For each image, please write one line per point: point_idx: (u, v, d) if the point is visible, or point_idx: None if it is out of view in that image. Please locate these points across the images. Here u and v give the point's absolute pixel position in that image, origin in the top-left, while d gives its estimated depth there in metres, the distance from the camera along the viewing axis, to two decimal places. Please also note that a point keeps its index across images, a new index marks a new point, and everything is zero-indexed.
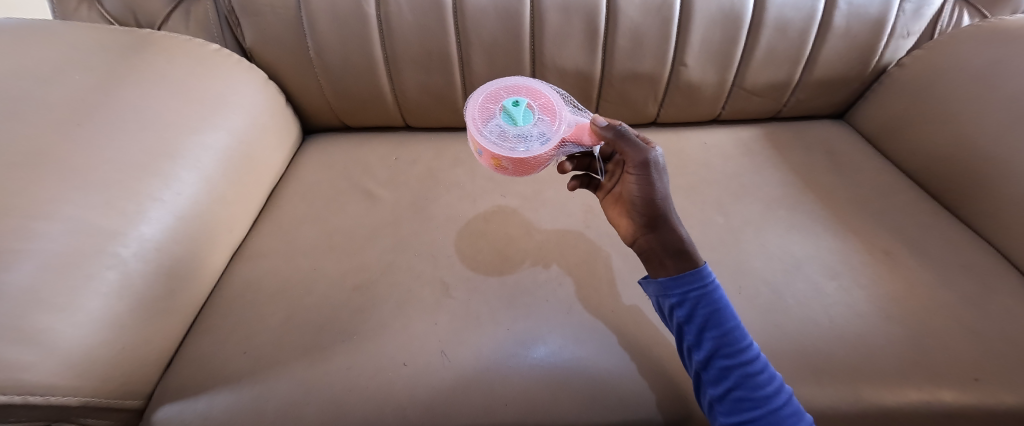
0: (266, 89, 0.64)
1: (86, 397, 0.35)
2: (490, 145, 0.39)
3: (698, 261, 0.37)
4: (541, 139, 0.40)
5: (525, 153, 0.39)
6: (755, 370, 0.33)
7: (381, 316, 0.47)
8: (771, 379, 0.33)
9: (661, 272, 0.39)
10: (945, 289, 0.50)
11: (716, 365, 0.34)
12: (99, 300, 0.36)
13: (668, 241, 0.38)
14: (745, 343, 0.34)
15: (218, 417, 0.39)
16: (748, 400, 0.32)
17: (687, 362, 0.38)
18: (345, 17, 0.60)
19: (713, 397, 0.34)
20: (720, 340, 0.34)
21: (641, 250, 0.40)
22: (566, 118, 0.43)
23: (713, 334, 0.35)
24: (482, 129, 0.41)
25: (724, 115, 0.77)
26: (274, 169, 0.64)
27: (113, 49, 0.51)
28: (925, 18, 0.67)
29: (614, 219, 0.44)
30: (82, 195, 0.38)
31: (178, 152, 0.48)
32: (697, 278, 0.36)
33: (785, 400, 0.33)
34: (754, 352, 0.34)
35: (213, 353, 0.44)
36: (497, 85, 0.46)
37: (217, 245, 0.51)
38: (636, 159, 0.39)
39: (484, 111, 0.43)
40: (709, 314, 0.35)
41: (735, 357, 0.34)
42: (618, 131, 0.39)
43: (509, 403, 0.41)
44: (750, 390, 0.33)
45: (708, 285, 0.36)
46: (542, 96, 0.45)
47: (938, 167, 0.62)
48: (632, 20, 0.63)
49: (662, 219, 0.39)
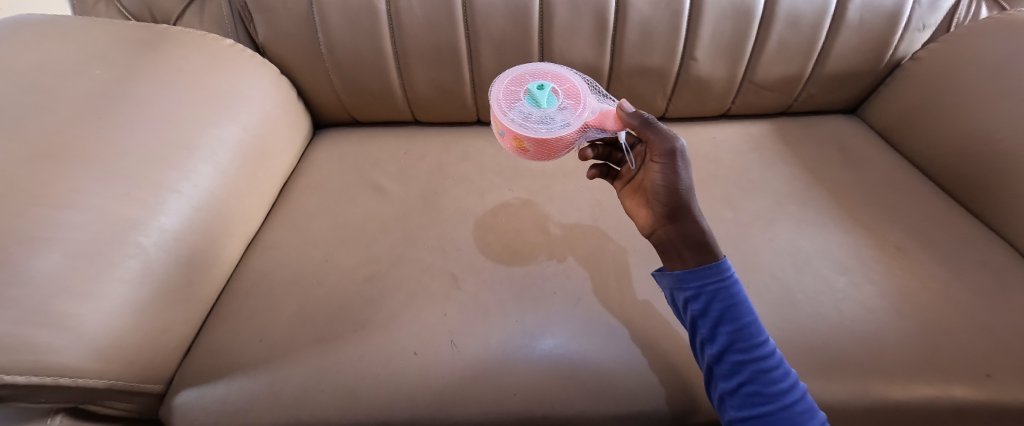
0: (280, 84, 0.65)
1: (111, 380, 0.36)
2: (513, 124, 0.40)
3: (717, 255, 0.37)
4: (563, 123, 0.41)
5: (547, 134, 0.39)
6: (770, 365, 0.33)
7: (392, 306, 0.48)
8: (785, 375, 0.33)
9: (679, 263, 0.39)
10: (958, 285, 0.49)
11: (730, 359, 0.34)
12: (122, 287, 0.37)
13: (689, 232, 0.38)
14: (760, 339, 0.34)
15: (234, 402, 0.41)
16: (760, 395, 0.33)
17: (699, 356, 0.38)
18: (356, 12, 0.61)
19: (724, 390, 0.35)
20: (734, 335, 0.34)
21: (659, 242, 0.40)
22: (590, 104, 0.43)
23: (728, 328, 0.35)
24: (507, 112, 0.42)
25: (733, 110, 0.77)
26: (287, 163, 0.66)
27: (131, 44, 0.53)
28: (942, 11, 0.66)
29: (632, 210, 0.44)
30: (106, 185, 0.40)
31: (195, 145, 0.49)
32: (715, 272, 0.36)
33: (799, 397, 0.33)
34: (769, 348, 0.34)
35: (229, 342, 0.45)
36: (523, 70, 0.47)
37: (233, 236, 0.52)
38: (661, 149, 0.39)
39: (509, 94, 0.44)
40: (724, 308, 0.35)
41: (750, 352, 0.34)
42: (645, 119, 0.39)
43: (518, 393, 0.42)
44: (763, 385, 0.33)
45: (726, 279, 0.36)
46: (566, 82, 0.45)
47: (953, 163, 0.61)
48: (642, 13, 0.62)
49: (683, 210, 0.38)
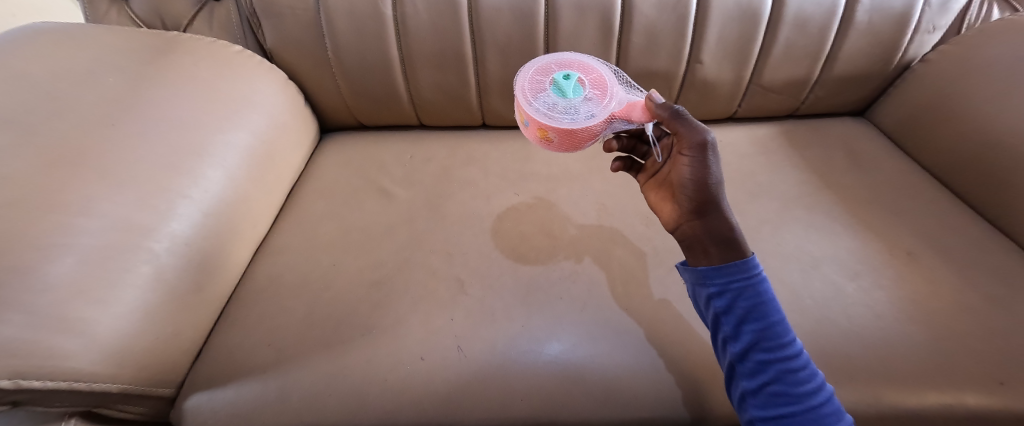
0: (287, 89, 0.65)
1: (124, 384, 0.36)
2: (538, 115, 0.40)
3: (745, 251, 0.36)
4: (588, 114, 0.41)
5: (572, 124, 0.40)
6: (797, 365, 0.32)
7: (398, 310, 0.48)
8: (813, 376, 0.32)
9: (703, 259, 0.38)
10: (970, 290, 0.48)
11: (755, 358, 0.33)
12: (135, 292, 0.38)
13: (716, 227, 0.36)
14: (788, 339, 0.33)
15: (243, 406, 0.41)
16: (786, 396, 0.31)
17: (720, 353, 0.37)
18: (362, 17, 0.61)
19: (746, 389, 0.34)
20: (760, 334, 0.33)
21: (684, 237, 0.39)
22: (616, 95, 0.43)
23: (753, 327, 0.33)
24: (532, 101, 0.42)
25: (740, 112, 0.76)
26: (294, 167, 0.66)
27: (143, 52, 0.53)
28: (952, 12, 0.65)
29: (656, 205, 0.43)
30: (119, 192, 0.40)
31: (205, 151, 0.50)
32: (741, 269, 0.35)
33: (828, 399, 0.31)
34: (797, 348, 0.33)
35: (239, 346, 0.45)
36: (549, 60, 0.47)
37: (241, 241, 0.52)
38: (690, 143, 0.37)
39: (534, 83, 0.44)
40: (750, 306, 0.34)
41: (776, 352, 0.33)
42: (675, 110, 0.38)
43: (525, 398, 0.42)
44: (789, 386, 0.32)
45: (754, 277, 0.34)
46: (593, 72, 0.45)
47: (965, 165, 0.60)
48: (648, 17, 0.62)
49: (711, 205, 0.37)
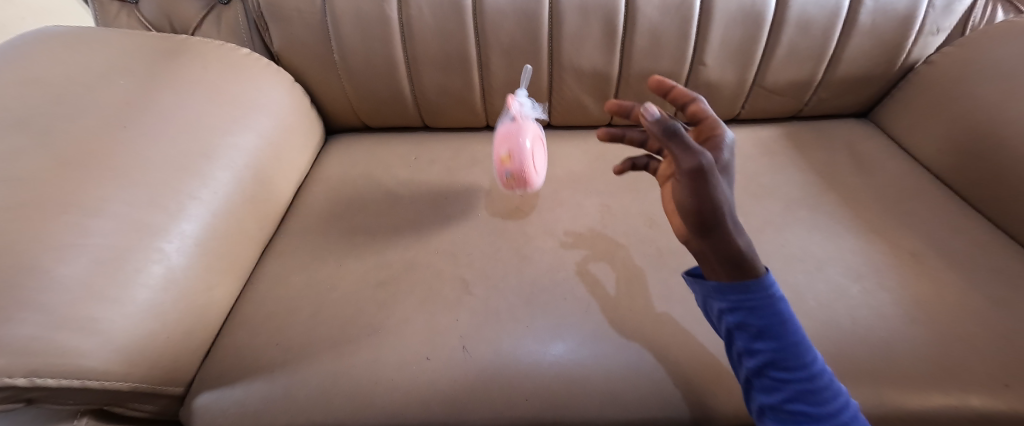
0: (293, 91, 0.66)
1: (135, 382, 0.37)
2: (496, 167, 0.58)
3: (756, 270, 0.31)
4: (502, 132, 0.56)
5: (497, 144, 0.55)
6: (816, 384, 0.31)
7: (404, 311, 0.49)
8: (833, 391, 0.31)
9: (715, 276, 0.34)
10: (975, 292, 0.48)
11: (772, 376, 0.32)
12: (146, 292, 0.39)
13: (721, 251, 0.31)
14: (808, 359, 0.31)
15: (252, 405, 0.41)
16: (805, 415, 0.31)
17: (735, 364, 0.36)
18: (368, 20, 0.62)
19: (764, 405, 0.33)
20: (776, 355, 0.31)
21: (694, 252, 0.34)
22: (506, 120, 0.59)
23: (769, 347, 0.32)
24: None
25: (743, 114, 0.76)
26: (300, 168, 0.67)
27: (153, 55, 0.54)
28: (956, 14, 0.65)
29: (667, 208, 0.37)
30: (130, 193, 0.41)
31: (214, 153, 0.50)
32: (755, 289, 0.32)
33: (848, 414, 0.31)
34: (815, 365, 0.32)
35: (247, 345, 0.46)
36: None
37: (249, 242, 0.53)
38: (682, 177, 0.28)
39: None
40: (767, 326, 0.32)
41: (794, 371, 0.31)
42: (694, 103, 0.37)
43: (529, 398, 0.42)
44: (808, 405, 0.31)
45: (769, 296, 0.32)
46: None
47: (970, 167, 0.60)
48: (651, 19, 0.63)
49: (712, 230, 0.30)
